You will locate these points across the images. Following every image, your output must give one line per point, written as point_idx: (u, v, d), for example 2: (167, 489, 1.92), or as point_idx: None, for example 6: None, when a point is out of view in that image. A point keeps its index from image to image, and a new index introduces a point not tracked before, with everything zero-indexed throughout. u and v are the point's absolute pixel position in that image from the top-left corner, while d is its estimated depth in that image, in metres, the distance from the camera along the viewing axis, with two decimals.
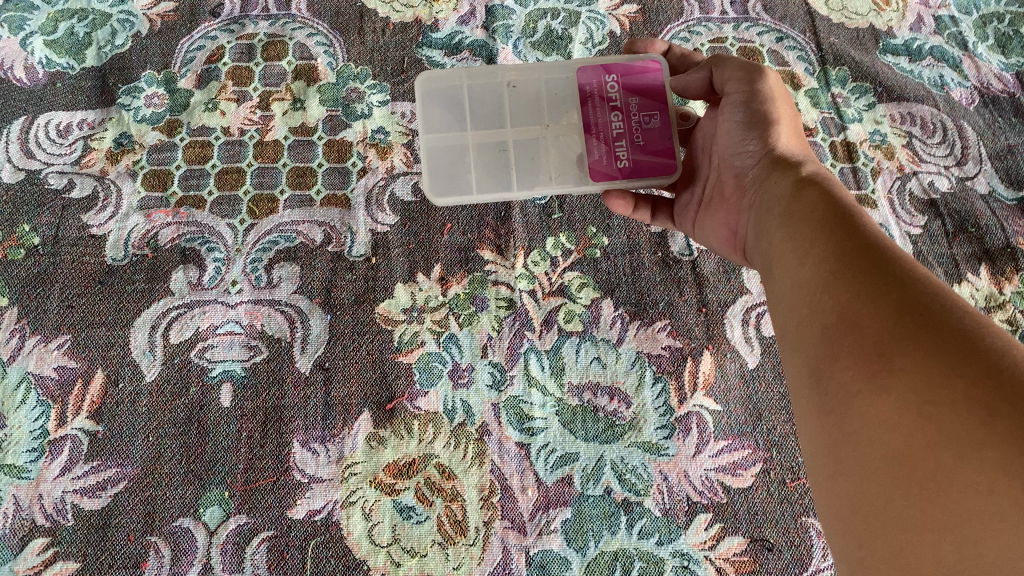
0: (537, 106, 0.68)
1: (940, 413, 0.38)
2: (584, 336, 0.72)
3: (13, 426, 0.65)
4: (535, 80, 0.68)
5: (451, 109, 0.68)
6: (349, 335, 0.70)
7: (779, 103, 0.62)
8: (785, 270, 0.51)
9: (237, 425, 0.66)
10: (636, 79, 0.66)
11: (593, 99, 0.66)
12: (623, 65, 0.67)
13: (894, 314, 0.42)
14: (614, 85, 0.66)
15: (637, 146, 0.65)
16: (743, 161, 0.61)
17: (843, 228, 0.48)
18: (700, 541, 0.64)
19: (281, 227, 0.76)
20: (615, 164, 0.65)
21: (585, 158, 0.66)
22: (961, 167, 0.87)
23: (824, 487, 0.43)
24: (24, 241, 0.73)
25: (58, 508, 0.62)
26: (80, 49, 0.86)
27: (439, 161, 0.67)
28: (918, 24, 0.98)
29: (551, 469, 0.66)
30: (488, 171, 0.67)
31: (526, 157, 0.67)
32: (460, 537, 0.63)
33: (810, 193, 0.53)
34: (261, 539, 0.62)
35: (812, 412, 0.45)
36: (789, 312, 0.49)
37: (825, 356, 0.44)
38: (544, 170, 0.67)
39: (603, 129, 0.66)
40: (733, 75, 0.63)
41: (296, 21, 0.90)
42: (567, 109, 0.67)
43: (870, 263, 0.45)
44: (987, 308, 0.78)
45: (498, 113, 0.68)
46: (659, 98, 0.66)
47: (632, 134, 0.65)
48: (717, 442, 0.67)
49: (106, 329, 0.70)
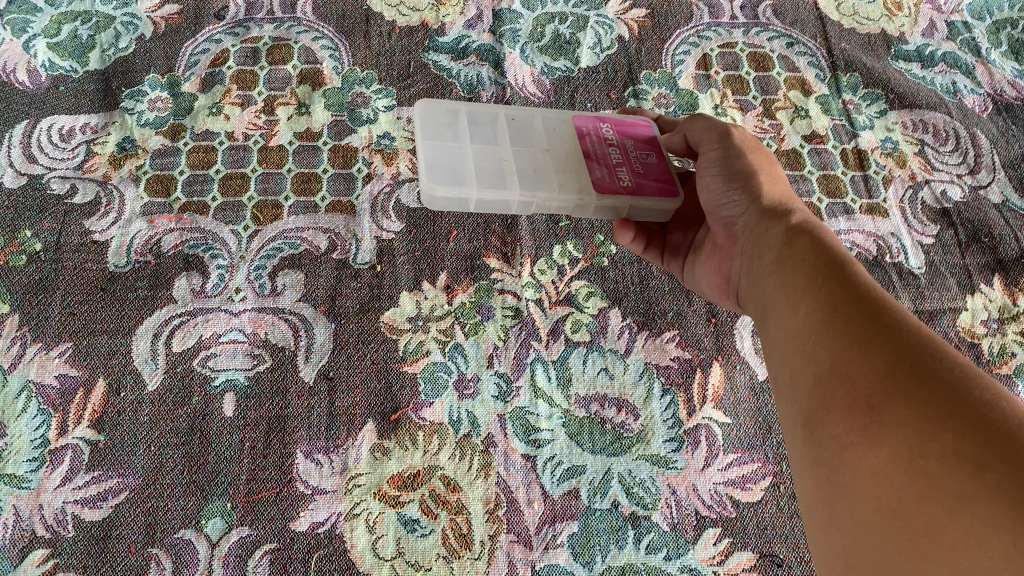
0: (536, 139, 0.68)
1: (931, 466, 0.36)
2: (591, 347, 0.71)
3: (13, 435, 0.65)
4: (534, 119, 0.70)
5: (449, 128, 0.67)
6: (354, 344, 0.70)
7: (757, 154, 0.62)
8: (778, 316, 0.50)
9: (240, 435, 0.65)
10: (629, 128, 0.69)
11: (590, 136, 0.67)
12: (616, 117, 0.70)
13: (884, 365, 0.41)
14: (608, 130, 0.68)
15: (638, 172, 0.65)
16: (729, 210, 0.60)
17: (835, 275, 0.48)
18: (709, 556, 0.63)
19: (286, 234, 0.75)
20: (619, 183, 0.64)
21: (587, 175, 0.64)
22: (974, 175, 0.86)
23: (820, 545, 0.41)
24: (25, 248, 0.73)
25: (59, 519, 0.61)
26: (83, 52, 0.85)
27: (437, 167, 0.64)
28: (930, 30, 0.97)
29: (558, 482, 0.65)
30: (487, 177, 0.64)
31: (526, 171, 0.65)
32: (465, 551, 0.62)
33: (801, 237, 0.52)
34: (264, 552, 0.61)
35: (806, 465, 0.43)
36: (782, 361, 0.48)
37: (818, 406, 0.43)
38: (546, 182, 0.64)
39: (603, 157, 0.66)
40: (706, 137, 0.64)
41: (302, 25, 0.89)
42: (565, 140, 0.68)
43: (861, 312, 0.44)
44: (1000, 319, 0.76)
45: (497, 140, 0.67)
46: (651, 143, 0.68)
47: (631, 162, 0.66)
48: (727, 456, 0.66)
49: (108, 337, 0.69)
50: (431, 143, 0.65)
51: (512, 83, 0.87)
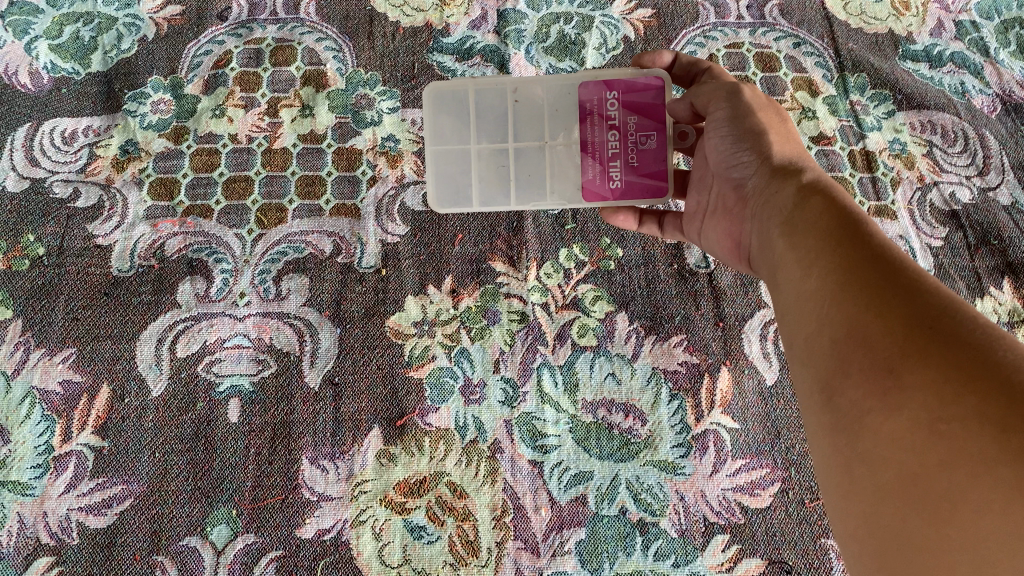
0: (540, 121, 0.66)
1: (953, 431, 0.36)
2: (598, 351, 0.70)
3: (18, 441, 0.64)
4: (541, 92, 0.66)
5: (452, 119, 0.67)
6: (359, 349, 0.69)
7: (765, 113, 0.61)
8: (790, 278, 0.49)
9: (245, 441, 0.65)
10: (638, 97, 0.65)
11: (592, 116, 0.65)
12: (627, 80, 0.65)
13: (904, 329, 0.40)
14: (614, 102, 0.65)
15: (631, 167, 0.66)
16: (740, 171, 0.59)
17: (851, 237, 0.47)
18: (718, 563, 0.62)
19: (290, 238, 0.75)
20: (608, 185, 0.66)
21: (580, 176, 0.67)
22: (983, 177, 0.85)
23: (836, 506, 0.42)
24: (29, 252, 0.72)
25: (63, 527, 0.61)
26: (85, 54, 0.85)
27: (441, 173, 0.68)
28: (938, 29, 0.96)
29: (565, 489, 0.64)
30: (485, 184, 0.68)
31: (523, 171, 0.67)
32: (472, 557, 0.62)
33: (815, 198, 0.51)
34: (270, 559, 0.61)
35: (823, 429, 0.43)
36: (796, 325, 0.47)
37: (835, 372, 0.42)
38: (541, 186, 0.67)
39: (600, 148, 0.66)
40: (711, 97, 0.62)
41: (305, 26, 0.88)
42: (567, 124, 0.66)
43: (878, 274, 0.43)
44: (1010, 323, 0.76)
45: (500, 127, 0.66)
46: (657, 118, 0.65)
47: (627, 154, 0.66)
48: (735, 461, 0.66)
49: (112, 342, 0.68)
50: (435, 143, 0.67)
51: None
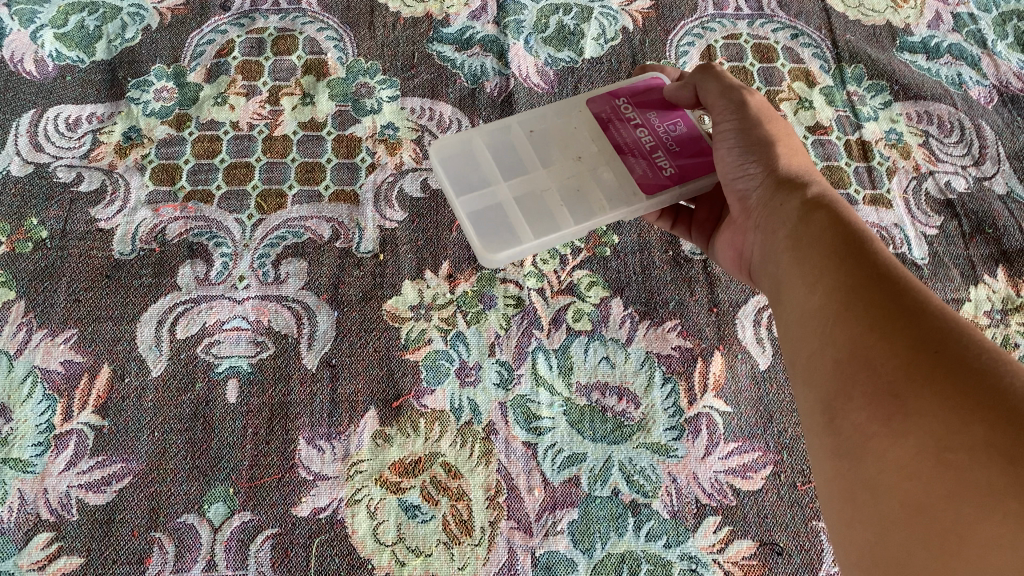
0: (561, 155, 0.65)
1: (958, 459, 0.37)
2: (593, 336, 0.71)
3: (19, 420, 0.65)
4: (549, 124, 0.67)
5: (477, 169, 0.65)
6: (356, 332, 0.70)
7: (775, 123, 0.60)
8: (796, 298, 0.50)
9: (243, 421, 0.66)
10: (651, 99, 0.66)
11: (613, 123, 0.65)
12: (629, 87, 0.67)
13: (907, 352, 0.42)
14: (627, 106, 0.66)
15: (675, 152, 0.63)
16: (745, 182, 0.59)
17: (854, 255, 0.48)
18: (709, 544, 0.63)
19: (289, 223, 0.75)
20: (662, 173, 0.62)
21: (618, 166, 0.63)
22: (979, 167, 0.85)
23: (841, 533, 0.43)
24: (32, 235, 0.73)
25: (63, 503, 0.62)
26: (90, 42, 0.86)
27: (488, 215, 0.62)
28: (936, 21, 0.97)
29: (558, 470, 0.65)
30: (529, 216, 0.62)
31: (559, 190, 0.63)
32: (465, 537, 0.62)
33: (819, 214, 0.52)
34: (265, 537, 0.61)
35: (827, 452, 0.44)
36: (799, 344, 0.49)
37: (838, 393, 0.44)
38: (586, 194, 0.63)
39: (635, 147, 0.64)
40: (720, 107, 0.60)
41: (307, 16, 0.90)
42: (590, 139, 0.65)
43: (882, 294, 0.45)
44: (1003, 311, 0.76)
45: (525, 165, 0.65)
46: (672, 108, 0.66)
47: (664, 143, 0.64)
48: (727, 444, 0.66)
49: (113, 323, 0.69)
50: (463, 194, 0.63)
51: (516, 74, 0.87)
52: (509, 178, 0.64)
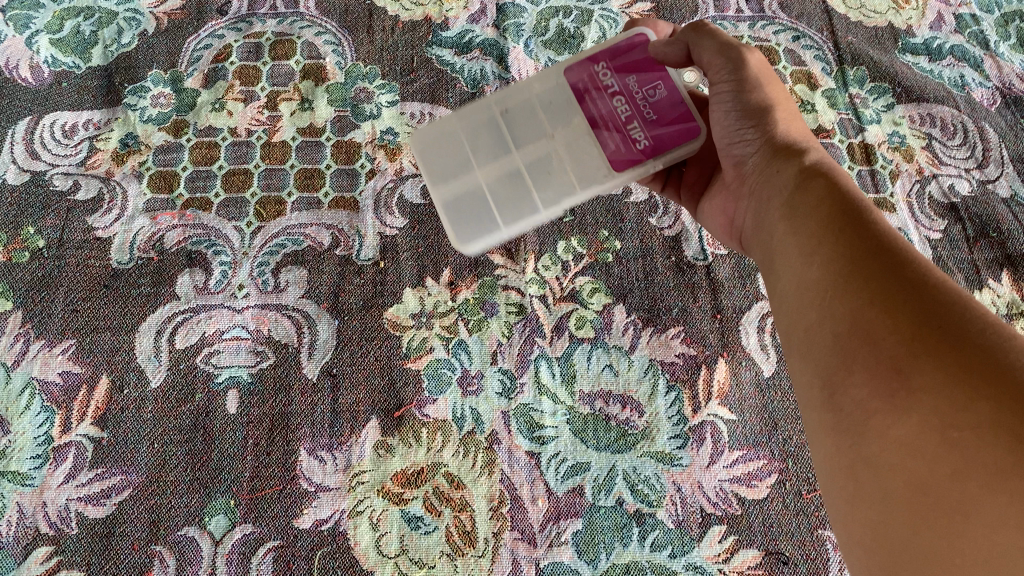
0: (515, 136, 0.57)
1: (963, 437, 0.36)
2: (596, 343, 0.70)
3: (17, 432, 0.65)
4: (530, 100, 0.57)
5: (451, 153, 0.58)
6: (357, 341, 0.69)
7: (772, 87, 0.58)
8: (791, 269, 0.49)
9: (244, 432, 0.65)
10: (644, 66, 0.56)
11: (586, 90, 0.56)
12: (611, 47, 0.57)
13: (910, 327, 0.41)
14: (607, 71, 0.56)
15: (651, 121, 0.55)
16: (742, 147, 0.58)
17: (852, 225, 0.47)
18: (714, 554, 0.62)
19: (289, 230, 0.75)
20: (634, 147, 0.54)
21: (575, 139, 0.56)
22: (982, 170, 0.85)
23: (841, 512, 0.43)
24: (29, 244, 0.73)
25: (62, 516, 0.61)
26: (86, 48, 0.85)
27: (452, 196, 0.58)
28: (938, 22, 0.96)
29: (563, 479, 0.64)
30: (502, 208, 0.57)
31: (507, 172, 0.57)
32: (469, 548, 0.62)
33: (817, 182, 0.51)
34: (267, 549, 0.61)
35: (826, 428, 0.44)
36: (795, 317, 0.48)
37: (838, 368, 0.43)
38: (538, 170, 0.56)
39: (608, 119, 0.55)
40: (714, 67, 0.57)
41: (304, 20, 0.89)
42: (562, 112, 0.56)
43: (881, 266, 0.44)
44: (1008, 315, 0.76)
45: (477, 143, 0.57)
46: (655, 70, 0.56)
47: (640, 111, 0.55)
48: (732, 453, 0.66)
49: (112, 334, 0.69)
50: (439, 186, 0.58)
51: (516, 78, 0.87)
52: (480, 168, 0.57)
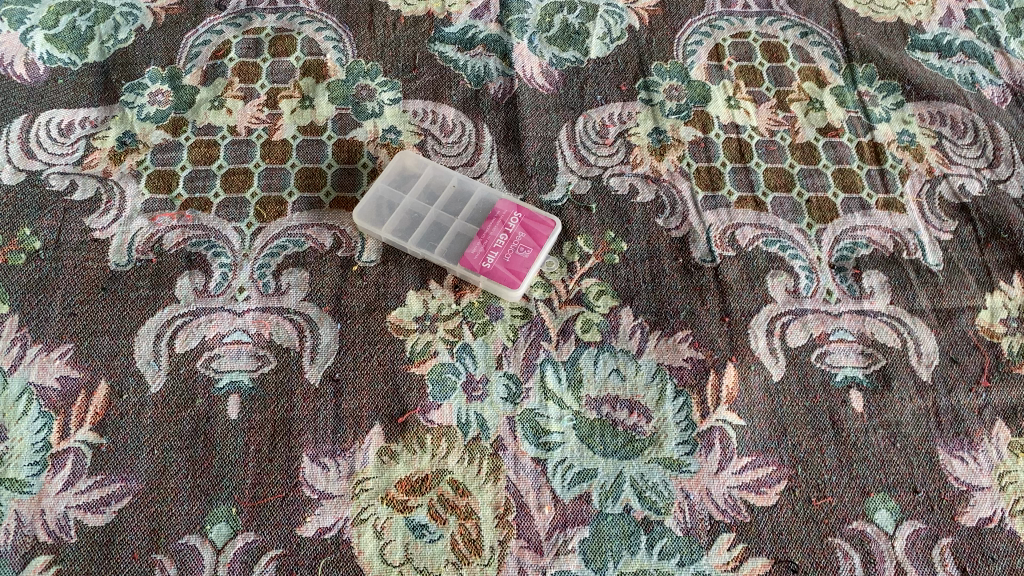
0: (459, 239, 0.72)
1: None
2: (603, 347, 0.69)
3: (14, 438, 0.64)
4: (434, 189, 0.75)
5: (387, 205, 0.73)
6: (360, 345, 0.68)
7: None
8: None
9: (245, 438, 0.64)
10: (533, 226, 0.71)
11: (498, 216, 0.71)
12: (498, 209, 0.72)
13: None
14: (514, 217, 0.71)
15: (520, 216, 0.71)
16: None
17: None
18: (723, 562, 0.61)
19: (290, 231, 0.73)
20: (509, 235, 0.70)
21: (464, 251, 0.70)
22: (993, 169, 0.83)
23: None
24: (25, 246, 0.71)
25: (61, 525, 0.60)
26: (82, 44, 0.84)
27: (399, 225, 0.72)
28: (948, 18, 0.94)
29: (569, 486, 0.63)
30: (426, 229, 0.72)
31: (448, 239, 0.71)
32: (475, 557, 0.61)
33: None
34: (270, 558, 0.60)
35: None
36: None
37: None
38: (455, 253, 0.71)
39: (499, 222, 0.71)
40: None
41: (305, 15, 0.87)
42: (471, 199, 0.74)
43: None
44: (1020, 318, 0.73)
45: (438, 236, 0.72)
46: (492, 219, 0.71)
47: (512, 215, 0.71)
48: (741, 459, 0.65)
49: (109, 338, 0.67)
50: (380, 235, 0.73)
51: (520, 75, 0.85)
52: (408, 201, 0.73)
